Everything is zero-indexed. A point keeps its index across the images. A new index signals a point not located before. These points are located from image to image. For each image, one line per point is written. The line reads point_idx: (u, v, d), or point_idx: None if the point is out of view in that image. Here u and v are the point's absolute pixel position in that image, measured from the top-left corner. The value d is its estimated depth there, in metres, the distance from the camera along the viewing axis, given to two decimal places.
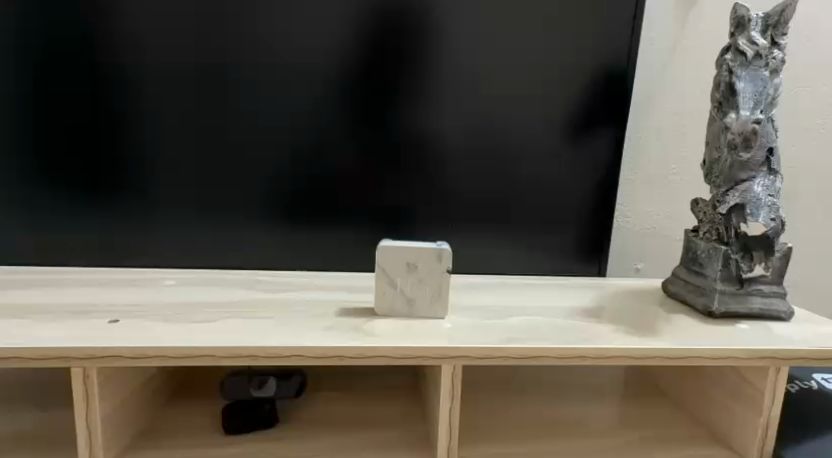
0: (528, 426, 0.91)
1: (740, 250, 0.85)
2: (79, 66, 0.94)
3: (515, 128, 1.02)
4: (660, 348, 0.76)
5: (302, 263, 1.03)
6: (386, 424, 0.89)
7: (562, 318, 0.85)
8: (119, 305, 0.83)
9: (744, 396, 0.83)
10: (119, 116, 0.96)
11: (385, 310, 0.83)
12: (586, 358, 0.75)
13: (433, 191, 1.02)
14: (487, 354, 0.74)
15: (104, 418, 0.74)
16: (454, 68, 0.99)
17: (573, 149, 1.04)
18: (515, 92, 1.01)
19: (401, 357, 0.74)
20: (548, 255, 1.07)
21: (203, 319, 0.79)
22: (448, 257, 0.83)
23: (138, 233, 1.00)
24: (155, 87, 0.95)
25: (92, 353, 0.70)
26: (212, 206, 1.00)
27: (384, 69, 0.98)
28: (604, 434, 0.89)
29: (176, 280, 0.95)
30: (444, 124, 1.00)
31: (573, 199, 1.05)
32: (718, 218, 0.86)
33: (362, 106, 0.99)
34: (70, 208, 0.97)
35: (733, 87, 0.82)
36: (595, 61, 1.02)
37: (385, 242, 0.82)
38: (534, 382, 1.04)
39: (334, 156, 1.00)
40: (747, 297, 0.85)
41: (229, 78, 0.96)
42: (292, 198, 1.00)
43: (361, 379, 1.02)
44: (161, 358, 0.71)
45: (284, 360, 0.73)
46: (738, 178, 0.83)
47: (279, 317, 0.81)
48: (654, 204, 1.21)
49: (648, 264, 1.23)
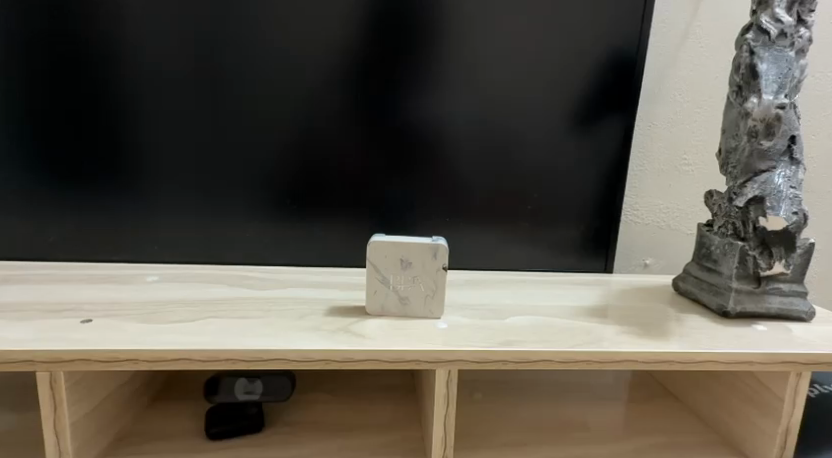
0: (529, 431, 0.86)
1: (758, 246, 0.80)
2: (55, 52, 0.88)
3: (518, 119, 0.96)
4: (670, 351, 0.70)
5: (293, 259, 0.98)
6: (380, 429, 0.84)
7: (566, 318, 0.80)
8: (94, 304, 0.78)
9: (761, 401, 0.77)
10: (99, 104, 0.90)
11: (377, 309, 0.78)
12: (591, 363, 0.70)
13: (431, 185, 0.97)
14: (486, 359, 0.69)
15: (75, 424, 0.69)
16: (452, 57, 0.93)
17: (580, 140, 0.98)
18: (519, 79, 0.95)
19: (392, 361, 0.69)
20: (553, 251, 1.02)
21: (183, 318, 0.74)
22: (444, 253, 0.77)
23: (122, 228, 0.95)
24: (136, 73, 0.90)
25: (58, 356, 0.65)
26: (199, 200, 0.95)
27: (379, 55, 0.92)
28: (609, 441, 0.85)
29: (159, 276, 0.90)
30: (443, 113, 0.95)
31: (577, 196, 1.00)
32: (734, 212, 0.80)
33: (354, 98, 0.93)
34: (49, 201, 0.92)
35: (756, 69, 0.76)
36: (604, 48, 0.96)
37: (376, 237, 0.77)
38: (536, 384, 0.99)
39: (325, 150, 0.94)
40: (764, 297, 0.79)
41: (213, 64, 0.90)
42: (281, 194, 0.95)
43: (354, 380, 0.97)
44: (134, 362, 0.66)
45: (266, 364, 0.68)
46: (756, 169, 0.78)
47: (263, 317, 0.76)
48: (663, 197, 1.16)
49: (657, 259, 1.18)
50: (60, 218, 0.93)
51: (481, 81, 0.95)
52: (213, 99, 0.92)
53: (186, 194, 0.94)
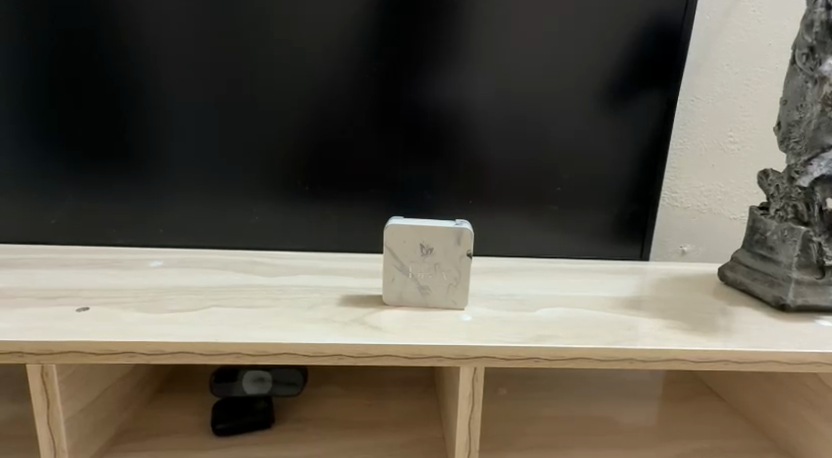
0: (559, 433, 0.79)
1: (824, 231, 0.73)
2: (48, 18, 0.81)
3: (551, 92, 0.88)
4: (723, 351, 0.63)
5: (305, 243, 0.92)
6: (398, 428, 0.78)
7: (602, 310, 0.73)
8: (92, 290, 0.73)
9: (823, 405, 0.70)
10: (96, 76, 0.84)
11: (394, 299, 0.72)
12: (634, 362, 0.63)
13: (454, 165, 0.90)
14: (516, 355, 0.62)
15: (70, 421, 0.64)
16: (477, 28, 0.86)
17: (617, 115, 0.90)
18: (552, 49, 0.87)
19: (412, 358, 0.62)
20: (584, 236, 0.94)
21: (184, 307, 0.69)
22: (469, 238, 0.70)
23: (126, 210, 0.89)
24: (136, 42, 0.83)
25: (48, 348, 0.60)
26: (205, 180, 0.89)
27: (402, 20, 0.84)
28: (649, 445, 0.77)
29: (163, 261, 0.85)
30: (466, 90, 0.87)
31: (611, 176, 0.92)
32: (795, 193, 0.74)
33: (371, 71, 0.86)
34: (47, 180, 0.87)
35: None
36: (646, 13, 0.87)
37: (393, 220, 0.70)
38: (564, 380, 0.92)
39: (338, 128, 0.88)
40: (827, 289, 0.72)
41: (218, 32, 0.83)
42: (291, 175, 0.89)
43: (370, 374, 0.91)
44: (130, 356, 0.61)
45: (273, 358, 0.62)
46: (824, 144, 0.71)
47: (270, 307, 0.70)
48: (704, 178, 1.07)
49: (695, 246, 1.09)
50: (60, 200, 0.87)
51: (509, 52, 0.87)
52: (218, 69, 0.85)
53: (192, 173, 0.88)
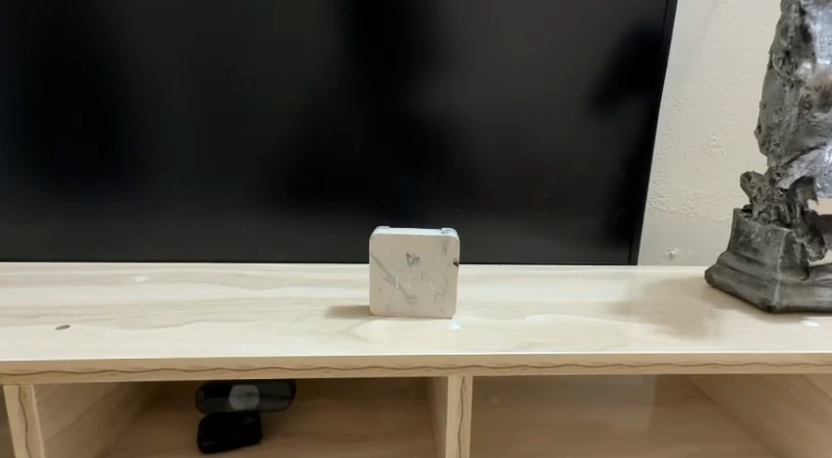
0: (551, 439, 0.79)
1: (807, 232, 0.74)
2: (29, 34, 0.81)
3: (537, 99, 0.89)
4: (712, 353, 0.63)
5: (292, 254, 0.91)
6: (389, 439, 0.78)
7: (591, 315, 0.73)
8: (75, 308, 0.72)
9: (813, 405, 0.70)
10: (77, 89, 0.83)
11: (382, 310, 0.71)
12: (623, 366, 0.63)
13: (443, 172, 0.90)
14: (504, 364, 0.62)
15: (50, 442, 0.63)
16: (463, 37, 0.86)
17: (602, 120, 0.90)
18: (537, 57, 0.87)
19: (400, 369, 0.62)
20: (573, 240, 0.95)
21: (169, 323, 0.68)
22: (455, 246, 0.70)
23: (110, 225, 0.88)
24: (119, 57, 0.83)
25: (26, 369, 0.59)
26: (192, 193, 0.88)
27: (387, 30, 0.85)
28: (640, 450, 0.77)
29: (148, 276, 0.84)
30: (454, 99, 0.88)
31: (598, 180, 0.92)
32: (778, 195, 0.75)
33: (358, 81, 0.86)
34: (27, 195, 0.85)
35: (808, 30, 0.69)
36: (629, 20, 0.88)
37: (381, 230, 0.70)
38: (555, 387, 0.92)
39: (324, 137, 0.87)
40: (814, 290, 0.73)
41: (200, 44, 0.83)
42: (278, 186, 0.88)
43: (360, 385, 0.90)
44: (112, 374, 0.60)
45: (259, 373, 0.61)
46: (803, 146, 0.71)
47: (254, 320, 0.69)
48: (690, 181, 1.08)
49: (683, 249, 1.10)
50: (44, 216, 0.86)
51: (495, 60, 0.87)
52: (202, 82, 0.84)
53: (179, 186, 0.87)
